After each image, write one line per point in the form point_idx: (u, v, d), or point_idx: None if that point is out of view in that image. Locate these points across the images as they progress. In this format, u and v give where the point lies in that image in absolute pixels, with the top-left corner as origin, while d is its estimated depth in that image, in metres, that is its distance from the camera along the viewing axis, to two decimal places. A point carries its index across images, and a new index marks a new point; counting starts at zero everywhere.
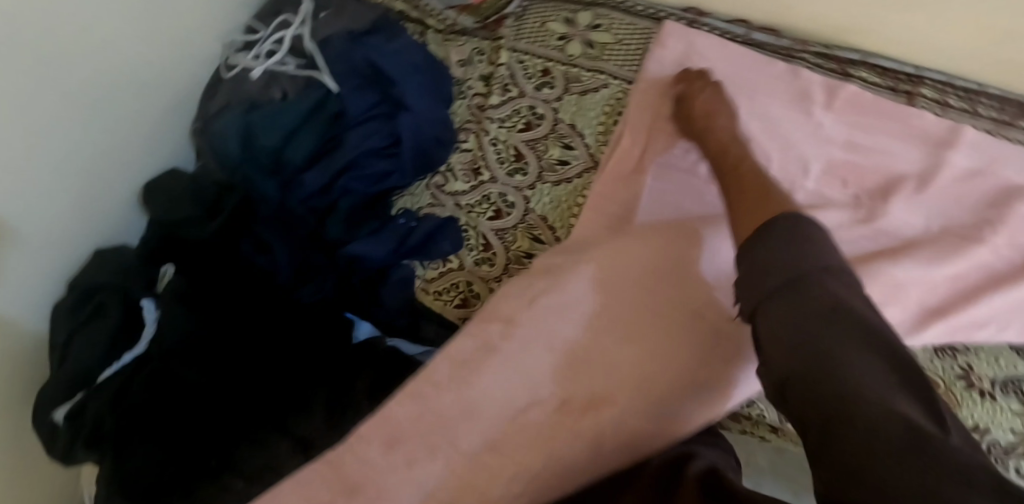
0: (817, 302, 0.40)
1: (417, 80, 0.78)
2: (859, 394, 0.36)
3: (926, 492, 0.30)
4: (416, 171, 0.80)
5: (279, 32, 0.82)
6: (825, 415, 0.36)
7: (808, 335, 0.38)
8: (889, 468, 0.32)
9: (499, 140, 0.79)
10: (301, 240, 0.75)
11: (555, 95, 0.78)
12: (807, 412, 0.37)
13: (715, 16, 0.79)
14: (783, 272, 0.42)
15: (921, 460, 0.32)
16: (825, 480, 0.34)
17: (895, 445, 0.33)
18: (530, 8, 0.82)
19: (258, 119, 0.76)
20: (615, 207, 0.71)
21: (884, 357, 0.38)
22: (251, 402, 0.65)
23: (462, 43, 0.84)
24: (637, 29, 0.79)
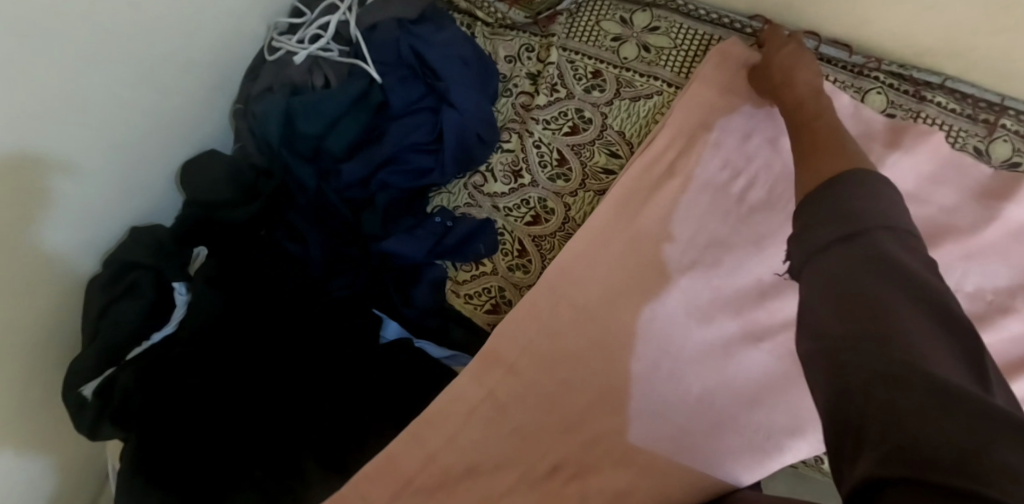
0: (872, 255, 0.39)
1: (463, 76, 0.76)
2: (903, 347, 0.34)
3: (949, 440, 0.29)
4: (456, 168, 0.77)
5: (325, 18, 0.80)
6: (863, 363, 0.34)
7: (859, 283, 0.37)
8: (919, 419, 0.30)
9: (543, 143, 0.76)
10: (337, 233, 0.75)
11: (605, 98, 0.75)
12: (840, 357, 0.36)
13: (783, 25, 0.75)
14: (841, 227, 0.41)
15: (955, 414, 0.30)
16: (845, 421, 0.33)
17: (930, 398, 0.31)
18: (585, 4, 0.78)
19: (301, 105, 0.74)
20: (662, 223, 0.69)
21: (936, 313, 0.36)
22: (280, 390, 0.66)
23: (510, 38, 0.80)
24: (696, 34, 0.75)
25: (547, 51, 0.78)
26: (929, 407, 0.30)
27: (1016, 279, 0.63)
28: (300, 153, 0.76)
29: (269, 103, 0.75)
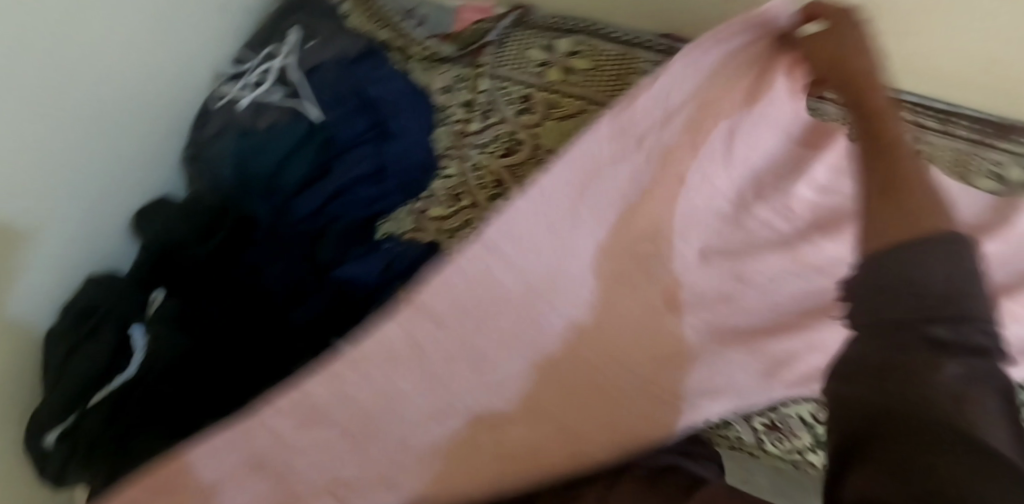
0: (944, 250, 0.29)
1: (408, 102, 0.79)
2: (937, 376, 0.28)
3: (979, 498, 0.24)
4: (403, 192, 0.80)
5: (267, 64, 0.84)
6: (879, 402, 0.29)
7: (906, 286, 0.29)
8: (952, 464, 0.25)
9: (480, 166, 0.81)
10: (301, 266, 0.74)
11: (534, 120, 0.80)
12: (854, 383, 0.30)
13: None
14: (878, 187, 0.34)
15: (982, 460, 0.25)
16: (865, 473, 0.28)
17: (944, 435, 0.26)
18: (511, 35, 0.84)
19: (251, 146, 0.79)
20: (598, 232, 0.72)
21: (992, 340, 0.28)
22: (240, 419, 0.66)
23: (445, 70, 0.85)
24: (614, 55, 0.80)
25: (479, 80, 0.83)
26: (977, 467, 0.25)
27: None
28: (253, 193, 0.78)
29: (221, 147, 0.80)
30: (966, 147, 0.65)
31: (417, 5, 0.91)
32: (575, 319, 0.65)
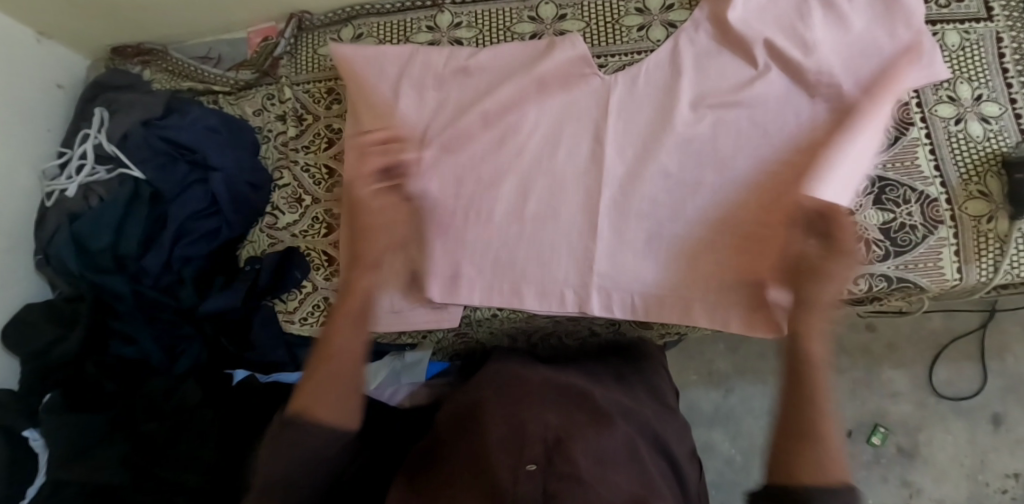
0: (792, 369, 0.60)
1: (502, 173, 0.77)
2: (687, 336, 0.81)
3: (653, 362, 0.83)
4: (239, 217, 0.83)
5: (83, 147, 0.86)
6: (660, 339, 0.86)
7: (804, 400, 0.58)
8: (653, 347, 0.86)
9: (311, 165, 0.84)
10: (181, 314, 0.83)
11: (286, 73, 0.88)
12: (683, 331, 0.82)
13: (943, 163, 0.74)
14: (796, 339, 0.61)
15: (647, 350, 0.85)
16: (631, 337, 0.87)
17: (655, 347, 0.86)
18: (301, 38, 0.89)
19: (84, 225, 0.81)
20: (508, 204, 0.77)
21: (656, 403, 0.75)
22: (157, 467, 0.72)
23: (252, 95, 0.89)
24: (393, 25, 0.87)
25: (281, 92, 0.87)
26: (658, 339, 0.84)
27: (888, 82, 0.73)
28: (104, 270, 0.82)
29: (60, 237, 0.82)
30: (989, 18, 0.78)
31: (209, 50, 0.95)
32: (538, 264, 0.75)
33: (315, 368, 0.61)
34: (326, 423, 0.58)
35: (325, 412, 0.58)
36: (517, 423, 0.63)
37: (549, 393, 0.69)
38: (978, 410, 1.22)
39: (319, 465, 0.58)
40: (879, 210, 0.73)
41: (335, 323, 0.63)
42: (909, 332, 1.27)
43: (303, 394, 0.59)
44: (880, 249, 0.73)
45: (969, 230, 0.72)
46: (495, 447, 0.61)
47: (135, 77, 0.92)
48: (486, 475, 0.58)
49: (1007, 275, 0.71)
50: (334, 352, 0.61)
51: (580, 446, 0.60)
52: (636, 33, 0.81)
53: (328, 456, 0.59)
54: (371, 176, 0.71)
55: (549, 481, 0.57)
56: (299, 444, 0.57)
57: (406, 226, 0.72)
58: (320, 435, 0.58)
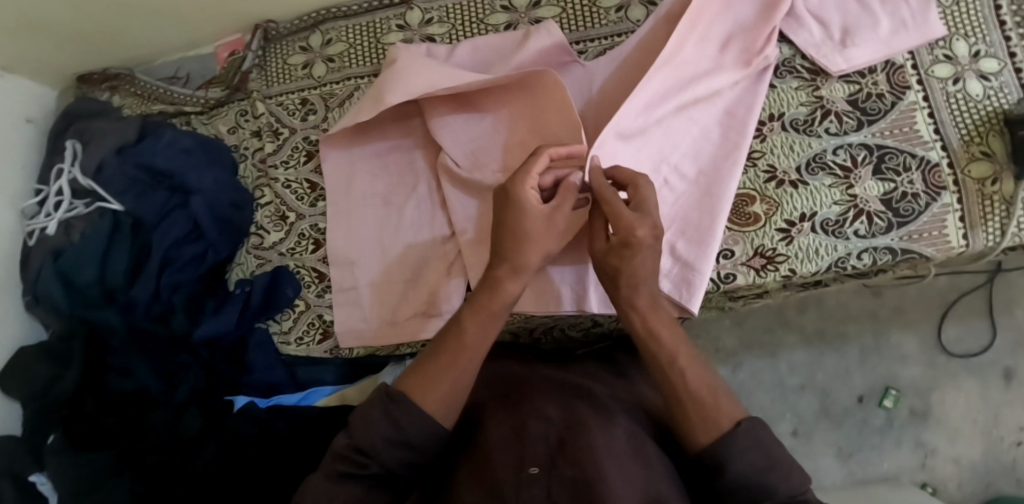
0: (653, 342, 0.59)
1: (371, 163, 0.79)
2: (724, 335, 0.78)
3: None
4: (224, 239, 0.81)
5: (59, 182, 0.84)
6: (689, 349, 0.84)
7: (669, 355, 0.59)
8: None
9: (292, 180, 0.81)
10: (175, 343, 0.81)
11: (259, 86, 0.85)
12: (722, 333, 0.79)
13: (943, 125, 0.71)
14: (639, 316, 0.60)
15: None
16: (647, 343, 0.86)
17: None
18: (269, 49, 0.86)
19: (67, 262, 0.79)
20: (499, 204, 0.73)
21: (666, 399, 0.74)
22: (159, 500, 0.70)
23: (225, 113, 0.86)
24: (362, 26, 0.83)
25: (255, 107, 0.84)
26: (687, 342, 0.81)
27: (864, 33, 0.74)
28: (93, 305, 0.80)
29: (42, 276, 0.80)
30: None
31: (178, 68, 0.92)
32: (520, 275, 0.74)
33: (441, 353, 0.61)
34: (430, 411, 0.58)
35: (428, 402, 0.58)
36: (518, 420, 0.62)
37: (548, 391, 0.67)
38: (989, 366, 1.22)
39: (399, 457, 0.57)
40: (879, 181, 0.71)
41: (468, 314, 0.62)
42: (914, 292, 1.27)
43: (416, 380, 0.59)
44: (883, 220, 0.70)
45: (973, 194, 0.69)
46: (496, 450, 0.59)
47: (103, 103, 0.89)
48: (487, 477, 0.56)
49: (1015, 238, 0.69)
50: (465, 347, 0.61)
51: (588, 450, 0.57)
52: (614, 14, 0.78)
53: (413, 444, 0.57)
54: (540, 159, 0.62)
55: (552, 483, 0.54)
56: (402, 423, 0.57)
57: (530, 262, 0.62)
58: (421, 424, 0.57)
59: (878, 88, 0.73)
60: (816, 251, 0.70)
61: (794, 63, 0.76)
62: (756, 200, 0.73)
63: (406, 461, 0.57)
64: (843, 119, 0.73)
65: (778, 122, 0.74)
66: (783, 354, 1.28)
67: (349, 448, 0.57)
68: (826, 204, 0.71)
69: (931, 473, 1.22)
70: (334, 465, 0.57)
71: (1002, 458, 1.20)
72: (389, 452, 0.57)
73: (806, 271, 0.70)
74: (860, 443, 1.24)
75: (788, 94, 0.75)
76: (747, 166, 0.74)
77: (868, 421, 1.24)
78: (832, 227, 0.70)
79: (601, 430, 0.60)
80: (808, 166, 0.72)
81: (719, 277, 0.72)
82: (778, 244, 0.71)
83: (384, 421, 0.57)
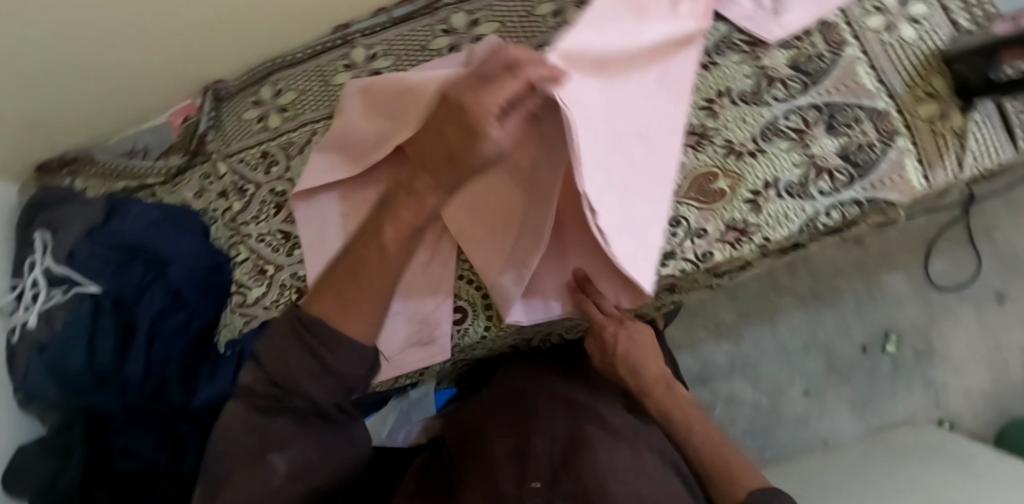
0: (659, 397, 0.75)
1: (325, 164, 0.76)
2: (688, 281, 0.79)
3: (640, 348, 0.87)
4: (206, 302, 0.81)
5: (31, 275, 0.83)
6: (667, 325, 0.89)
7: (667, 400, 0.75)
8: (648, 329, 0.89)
9: (265, 233, 0.81)
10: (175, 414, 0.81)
11: (218, 146, 0.85)
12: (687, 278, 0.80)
13: (883, 73, 0.73)
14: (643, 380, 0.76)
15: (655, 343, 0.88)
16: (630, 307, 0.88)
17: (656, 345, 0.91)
18: (221, 108, 0.87)
19: (54, 352, 0.79)
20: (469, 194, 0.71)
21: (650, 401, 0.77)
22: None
23: (188, 179, 0.87)
24: (309, 71, 0.84)
25: (217, 168, 0.85)
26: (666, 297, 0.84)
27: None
28: (86, 391, 0.80)
29: (32, 371, 0.80)
30: None
31: (134, 142, 0.90)
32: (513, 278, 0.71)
33: (363, 260, 0.52)
34: (355, 334, 0.51)
35: (355, 330, 0.51)
36: (523, 438, 0.64)
37: (553, 409, 0.69)
38: (982, 290, 1.29)
39: (323, 390, 0.51)
40: (834, 138, 0.72)
41: (389, 229, 0.52)
42: (896, 236, 1.33)
43: (334, 315, 0.51)
44: (845, 175, 0.71)
45: (925, 134, 0.71)
46: (498, 465, 0.60)
47: (67, 189, 0.89)
48: (490, 485, 0.57)
49: (972, 169, 0.71)
50: (388, 256, 0.52)
51: (583, 456, 0.58)
52: (552, 20, 0.79)
53: (337, 370, 0.51)
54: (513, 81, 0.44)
55: (555, 493, 0.55)
56: (321, 351, 0.50)
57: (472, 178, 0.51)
58: (348, 351, 0.51)
59: (817, 49, 0.75)
60: (785, 216, 0.71)
61: (732, 38, 0.77)
62: (720, 175, 0.74)
63: (327, 393, 0.52)
64: (789, 84, 0.75)
65: (727, 98, 0.76)
66: (781, 318, 1.34)
67: (266, 383, 0.53)
68: (787, 169, 0.72)
69: (945, 408, 1.28)
70: (253, 400, 0.54)
71: (1014, 380, 1.27)
72: (312, 386, 0.51)
73: (780, 236, 0.71)
74: (872, 393, 1.29)
75: (731, 69, 0.77)
76: (706, 145, 0.75)
77: (876, 368, 1.30)
78: (796, 190, 0.72)
79: (610, 447, 0.61)
80: (763, 134, 0.74)
81: (697, 257, 0.72)
82: (748, 214, 0.72)
83: (300, 352, 0.51)
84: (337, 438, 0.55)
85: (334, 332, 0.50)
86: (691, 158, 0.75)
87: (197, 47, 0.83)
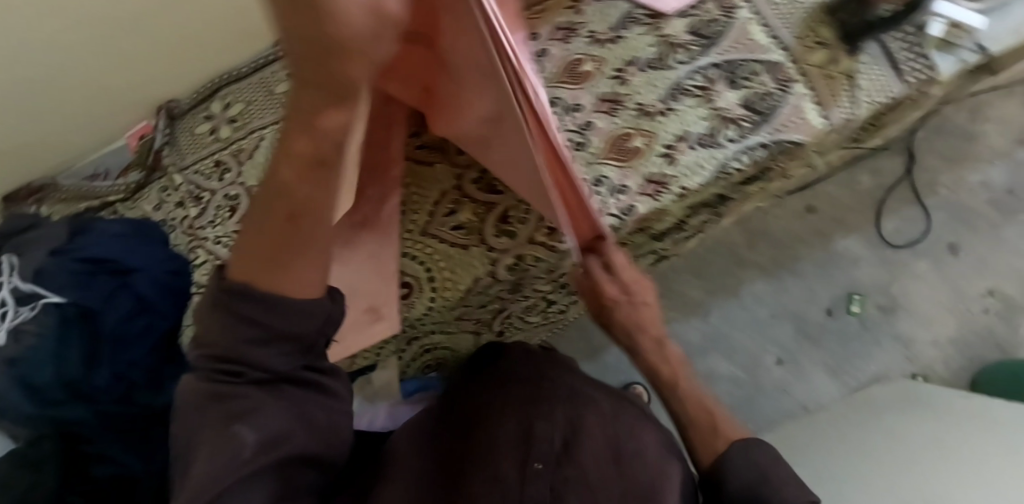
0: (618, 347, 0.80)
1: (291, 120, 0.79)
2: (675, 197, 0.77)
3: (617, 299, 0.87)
4: (172, 306, 0.84)
5: None
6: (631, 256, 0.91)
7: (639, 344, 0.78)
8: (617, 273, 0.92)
9: (221, 236, 0.85)
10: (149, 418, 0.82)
11: (174, 160, 0.91)
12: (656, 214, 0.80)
13: (773, 28, 0.80)
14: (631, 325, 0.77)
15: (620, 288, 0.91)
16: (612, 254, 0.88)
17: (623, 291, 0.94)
18: (176, 125, 0.93)
19: (23, 365, 0.79)
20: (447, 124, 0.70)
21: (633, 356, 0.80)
22: None
23: (147, 193, 0.92)
24: (254, 83, 0.91)
25: (172, 180, 0.90)
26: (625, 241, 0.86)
27: None
28: (59, 401, 0.79)
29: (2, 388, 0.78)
30: None
31: (97, 166, 0.99)
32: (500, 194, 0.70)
33: (272, 230, 0.53)
34: (296, 295, 0.54)
35: (297, 291, 0.54)
36: (528, 421, 0.67)
37: (557, 392, 0.72)
38: (936, 244, 1.39)
39: (275, 354, 0.54)
40: (736, 90, 0.78)
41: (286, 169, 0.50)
42: (846, 202, 1.42)
43: (280, 281, 0.53)
44: (749, 122, 0.77)
45: (820, 77, 0.77)
46: (502, 448, 0.63)
47: (32, 215, 0.93)
48: (493, 469, 0.61)
49: (869, 105, 0.77)
50: (301, 217, 0.53)
51: (583, 449, 0.62)
52: None
53: (290, 331, 0.54)
54: None
55: (556, 479, 0.59)
56: (261, 316, 0.52)
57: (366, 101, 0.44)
58: (293, 311, 0.53)
59: (711, 13, 0.82)
60: (698, 165, 0.76)
61: (634, 14, 0.84)
62: (634, 135, 0.79)
63: (281, 354, 0.54)
64: (689, 48, 0.81)
65: (635, 66, 0.82)
66: (746, 290, 1.42)
67: (220, 360, 0.53)
68: (696, 121, 0.78)
69: (918, 363, 1.35)
70: (210, 378, 0.54)
71: (977, 328, 1.36)
72: (268, 357, 0.53)
73: (695, 184, 0.76)
74: (843, 356, 1.38)
75: (635, 40, 0.83)
76: (620, 110, 0.81)
77: (843, 330, 1.38)
78: (707, 141, 0.77)
79: (606, 430, 0.66)
80: (671, 94, 0.79)
81: (622, 213, 0.75)
82: (664, 167, 0.77)
83: (241, 319, 0.53)
84: (306, 393, 0.57)
85: (275, 299, 0.53)
86: (610, 123, 0.80)
87: (163, 62, 0.90)
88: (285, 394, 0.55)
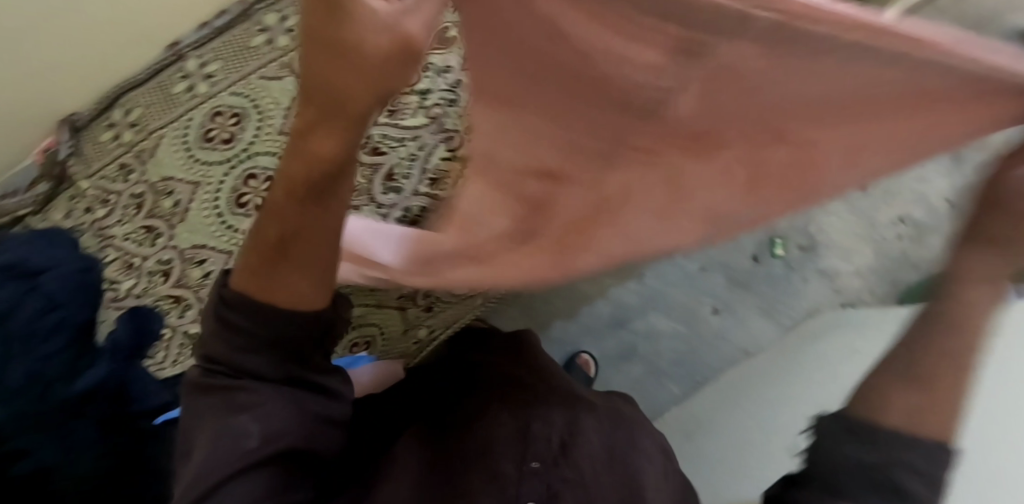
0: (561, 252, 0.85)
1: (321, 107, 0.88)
2: None
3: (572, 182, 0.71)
4: (81, 301, 0.93)
5: None
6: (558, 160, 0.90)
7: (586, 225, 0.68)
8: None
9: (128, 232, 0.99)
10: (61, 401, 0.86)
11: (81, 169, 1.03)
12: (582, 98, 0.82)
13: None
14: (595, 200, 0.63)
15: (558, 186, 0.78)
16: None
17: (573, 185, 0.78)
18: (80, 136, 1.04)
19: None
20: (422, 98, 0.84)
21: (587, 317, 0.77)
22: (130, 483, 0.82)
23: (57, 202, 1.04)
24: (150, 89, 1.03)
25: (80, 187, 1.03)
26: None
27: None
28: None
29: None
30: None
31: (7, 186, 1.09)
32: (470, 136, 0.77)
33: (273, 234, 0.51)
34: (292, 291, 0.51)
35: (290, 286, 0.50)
36: (526, 423, 0.66)
37: (552, 397, 0.72)
38: None
39: (263, 362, 0.51)
40: None
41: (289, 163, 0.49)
42: None
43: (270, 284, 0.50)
44: None
45: None
46: (498, 443, 0.63)
47: None
48: (490, 467, 0.60)
49: None
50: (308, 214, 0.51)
51: (582, 453, 0.62)
52: None
53: (291, 340, 0.51)
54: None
55: (556, 482, 0.58)
56: (250, 324, 0.50)
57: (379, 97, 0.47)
58: (281, 319, 0.50)
59: None
60: None
61: None
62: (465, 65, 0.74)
63: (271, 362, 0.52)
64: None
65: None
66: None
67: (224, 355, 0.51)
68: None
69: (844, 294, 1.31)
70: (217, 372, 0.52)
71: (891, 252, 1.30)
72: (265, 364, 0.51)
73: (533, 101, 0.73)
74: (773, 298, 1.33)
75: None
76: None
77: (771, 273, 1.34)
78: None
79: (603, 443, 0.65)
80: None
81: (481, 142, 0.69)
82: None
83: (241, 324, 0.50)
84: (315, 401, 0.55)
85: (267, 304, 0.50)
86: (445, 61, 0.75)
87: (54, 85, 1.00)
88: (287, 395, 0.53)
